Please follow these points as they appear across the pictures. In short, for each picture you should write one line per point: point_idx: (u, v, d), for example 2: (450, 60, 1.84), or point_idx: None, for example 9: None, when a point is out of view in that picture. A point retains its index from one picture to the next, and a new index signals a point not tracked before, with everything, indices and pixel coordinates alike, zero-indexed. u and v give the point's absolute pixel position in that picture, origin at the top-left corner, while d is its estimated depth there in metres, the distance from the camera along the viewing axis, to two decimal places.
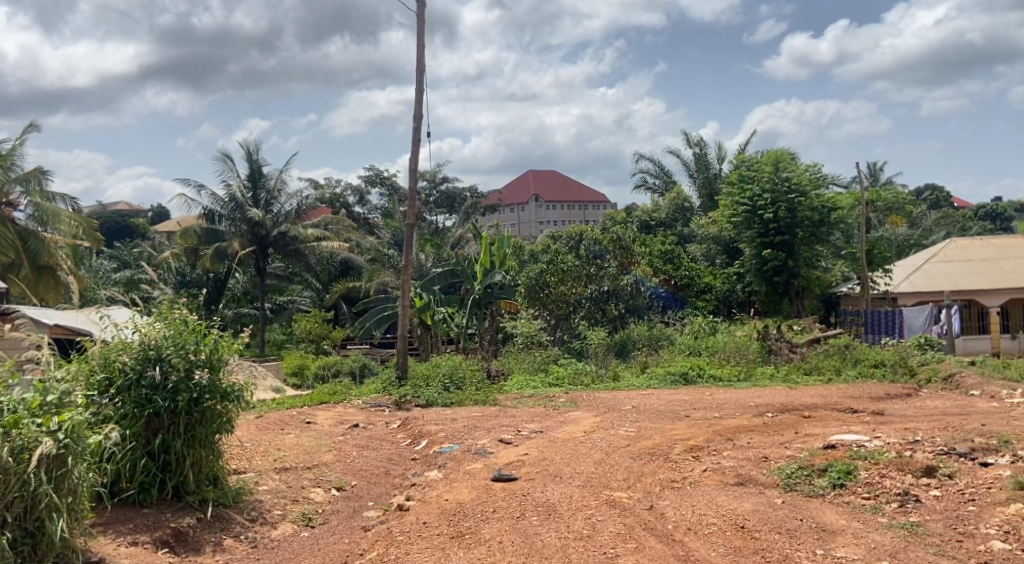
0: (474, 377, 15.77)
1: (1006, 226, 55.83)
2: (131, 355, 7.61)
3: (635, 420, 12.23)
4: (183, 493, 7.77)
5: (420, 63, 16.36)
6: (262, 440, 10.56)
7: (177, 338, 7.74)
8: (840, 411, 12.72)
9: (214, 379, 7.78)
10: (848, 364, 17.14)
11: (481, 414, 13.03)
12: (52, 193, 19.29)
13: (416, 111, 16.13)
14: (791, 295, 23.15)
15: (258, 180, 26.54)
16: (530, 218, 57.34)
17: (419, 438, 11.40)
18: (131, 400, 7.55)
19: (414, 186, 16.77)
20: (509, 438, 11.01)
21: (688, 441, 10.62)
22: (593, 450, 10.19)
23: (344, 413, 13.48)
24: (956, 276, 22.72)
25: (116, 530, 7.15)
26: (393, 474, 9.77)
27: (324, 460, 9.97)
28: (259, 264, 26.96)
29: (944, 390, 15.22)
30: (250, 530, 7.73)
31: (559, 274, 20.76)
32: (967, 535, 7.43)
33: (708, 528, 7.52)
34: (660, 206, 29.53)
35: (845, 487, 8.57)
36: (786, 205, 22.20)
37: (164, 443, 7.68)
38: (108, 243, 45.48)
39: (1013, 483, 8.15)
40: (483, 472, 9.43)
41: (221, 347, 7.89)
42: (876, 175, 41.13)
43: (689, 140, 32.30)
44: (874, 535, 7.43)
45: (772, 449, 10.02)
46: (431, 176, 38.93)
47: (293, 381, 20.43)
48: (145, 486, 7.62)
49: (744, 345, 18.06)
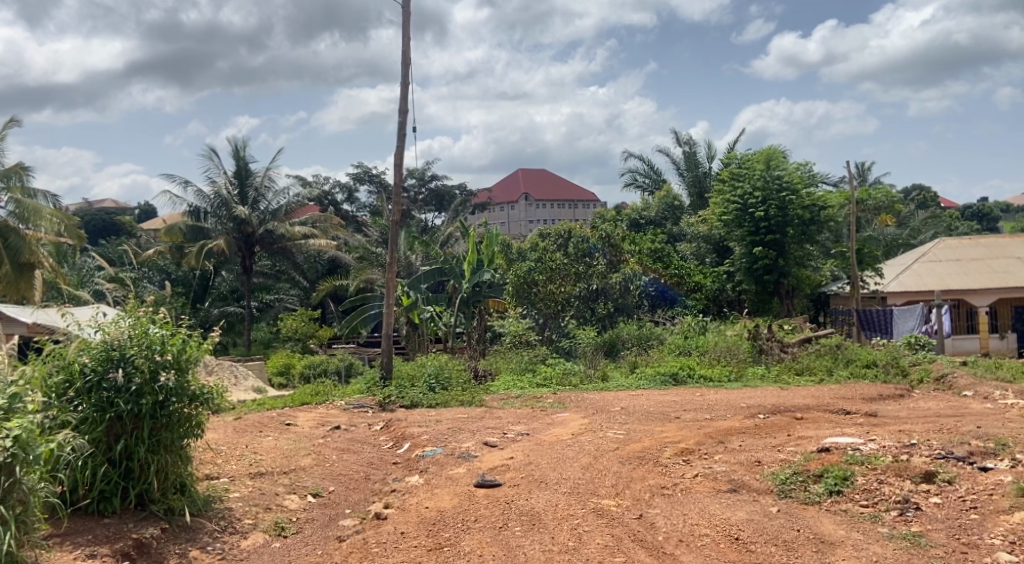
0: (461, 377, 15.33)
1: (991, 226, 55.95)
2: (91, 355, 7.19)
3: (624, 421, 11.90)
4: (147, 502, 7.36)
5: (405, 55, 15.99)
6: (238, 443, 10.15)
7: (141, 337, 7.33)
8: (832, 412, 12.42)
9: (181, 380, 7.38)
10: (840, 364, 16.85)
11: (465, 415, 12.70)
12: (33, 190, 18.94)
13: (400, 106, 15.76)
14: (781, 294, 22.96)
15: (245, 177, 26.09)
16: (519, 217, 57.09)
17: (401, 440, 11.02)
18: (91, 403, 7.15)
19: (399, 180, 16.31)
20: (494, 441, 10.62)
21: (678, 445, 10.24)
22: (580, 454, 9.82)
23: (326, 413, 13.14)
24: (945, 275, 22.50)
25: (74, 542, 6.75)
26: (373, 480, 9.40)
27: (302, 463, 9.59)
28: (244, 261, 26.49)
29: (936, 390, 14.96)
30: (218, 541, 7.34)
31: (547, 273, 20.35)
32: (971, 547, 7.09)
33: (700, 539, 7.17)
34: (650, 204, 29.08)
35: (843, 494, 8.22)
36: (776, 203, 21.91)
37: (127, 448, 7.26)
38: (92, 241, 44.71)
39: (1016, 490, 7.84)
40: (466, 477, 9.05)
41: (189, 346, 7.48)
42: (865, 175, 41.10)
43: (678, 138, 32.01)
44: (875, 547, 7.08)
45: (764, 453, 9.67)
46: (420, 174, 38.45)
47: (279, 381, 20.06)
48: (106, 495, 7.20)
49: (735, 344, 17.73)
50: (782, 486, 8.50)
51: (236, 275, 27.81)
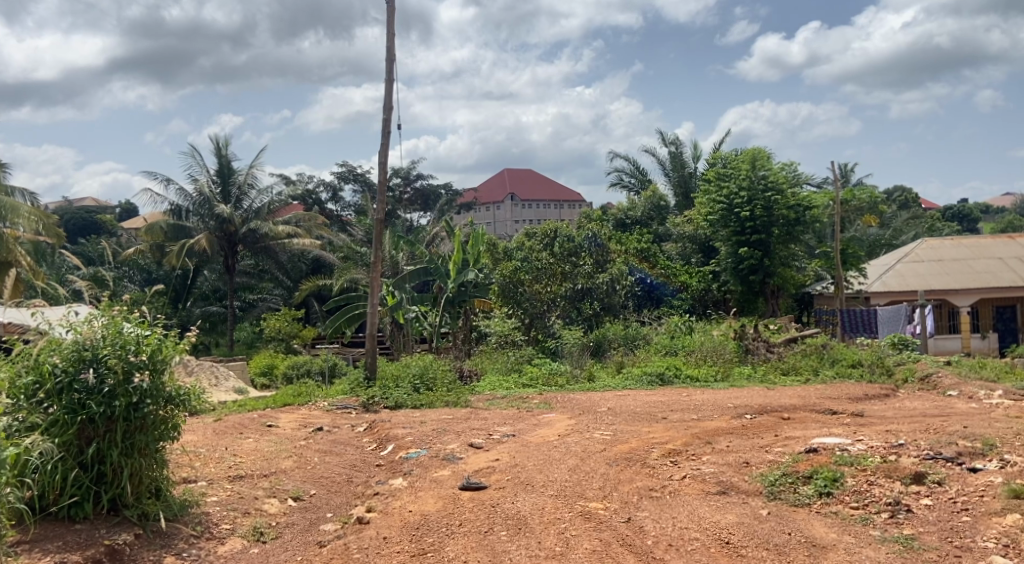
0: (446, 377, 15.14)
1: (971, 227, 56.27)
2: (63, 356, 6.97)
3: (611, 422, 11.74)
4: (121, 507, 7.15)
5: (389, 51, 15.79)
6: (217, 445, 9.94)
7: (114, 338, 7.11)
8: (818, 412, 12.31)
9: (157, 382, 7.17)
10: (826, 364, 16.75)
11: (451, 416, 12.53)
12: (11, 187, 18.70)
13: (385, 103, 15.56)
14: (766, 294, 22.86)
15: (227, 176, 25.82)
16: (506, 217, 56.87)
17: (385, 442, 10.84)
18: (62, 405, 6.92)
19: (383, 177, 16.09)
20: (479, 442, 10.47)
21: (665, 445, 10.12)
22: (567, 455, 9.67)
23: (309, 415, 12.95)
24: (929, 275, 22.46)
25: (43, 548, 6.55)
26: (356, 483, 9.23)
27: (283, 466, 9.40)
28: (226, 261, 26.20)
29: (921, 390, 14.88)
30: (194, 547, 7.15)
31: (534, 272, 20.35)
32: (964, 550, 6.97)
33: (690, 544, 7.01)
34: (636, 203, 28.92)
35: (833, 495, 8.09)
36: (762, 203, 21.77)
37: (99, 452, 7.03)
38: (73, 240, 44.18)
39: (1006, 491, 7.74)
40: (450, 479, 8.88)
41: (166, 348, 7.28)
42: (847, 176, 41.20)
43: (664, 139, 31.85)
44: (868, 551, 6.95)
45: (752, 454, 9.54)
46: (405, 173, 38.19)
47: (262, 381, 19.86)
48: (77, 499, 6.97)
49: (721, 344, 17.59)
50: (770, 488, 8.36)
51: (219, 275, 27.53)
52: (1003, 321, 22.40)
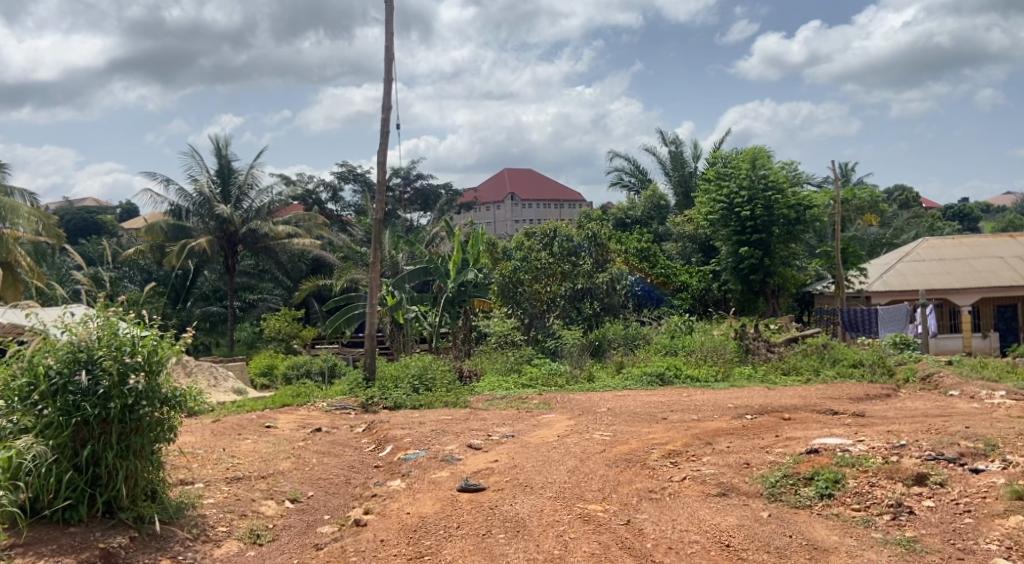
0: (445, 377, 15.07)
1: (972, 227, 56.20)
2: (58, 358, 6.90)
3: (610, 423, 11.67)
4: (116, 509, 7.09)
5: (387, 51, 15.73)
6: (215, 446, 9.88)
7: (110, 339, 7.03)
8: (819, 413, 12.25)
9: (153, 384, 7.10)
10: (826, 364, 16.68)
11: (450, 417, 12.46)
12: (10, 187, 18.63)
13: (384, 104, 15.50)
14: (766, 294, 22.80)
15: (227, 176, 25.74)
16: (506, 217, 56.77)
17: (384, 443, 10.77)
18: (57, 407, 6.85)
19: (382, 178, 16.02)
20: (478, 443, 10.40)
21: (665, 446, 10.05)
22: (566, 457, 9.59)
23: (308, 416, 12.88)
24: (929, 274, 22.39)
25: (37, 552, 6.49)
26: (354, 484, 9.17)
27: (281, 467, 9.34)
28: (226, 261, 26.13)
29: (922, 389, 14.80)
30: (189, 550, 7.09)
31: (533, 271, 20.28)
32: (967, 552, 6.90)
33: (690, 547, 6.95)
34: (636, 203, 28.84)
35: (834, 497, 8.03)
36: (762, 202, 21.69)
37: (94, 454, 6.97)
38: (73, 240, 44.14)
39: (1009, 492, 7.68)
40: (449, 481, 8.81)
41: (162, 349, 7.19)
42: (848, 175, 41.12)
43: (665, 138, 31.75)
44: (869, 553, 6.89)
45: (753, 455, 9.47)
46: (405, 173, 38.13)
47: (262, 381, 19.84)
48: (71, 502, 6.90)
49: (722, 344, 17.53)
50: (771, 489, 8.30)
51: (219, 275, 27.45)
52: (1004, 320, 22.33)
